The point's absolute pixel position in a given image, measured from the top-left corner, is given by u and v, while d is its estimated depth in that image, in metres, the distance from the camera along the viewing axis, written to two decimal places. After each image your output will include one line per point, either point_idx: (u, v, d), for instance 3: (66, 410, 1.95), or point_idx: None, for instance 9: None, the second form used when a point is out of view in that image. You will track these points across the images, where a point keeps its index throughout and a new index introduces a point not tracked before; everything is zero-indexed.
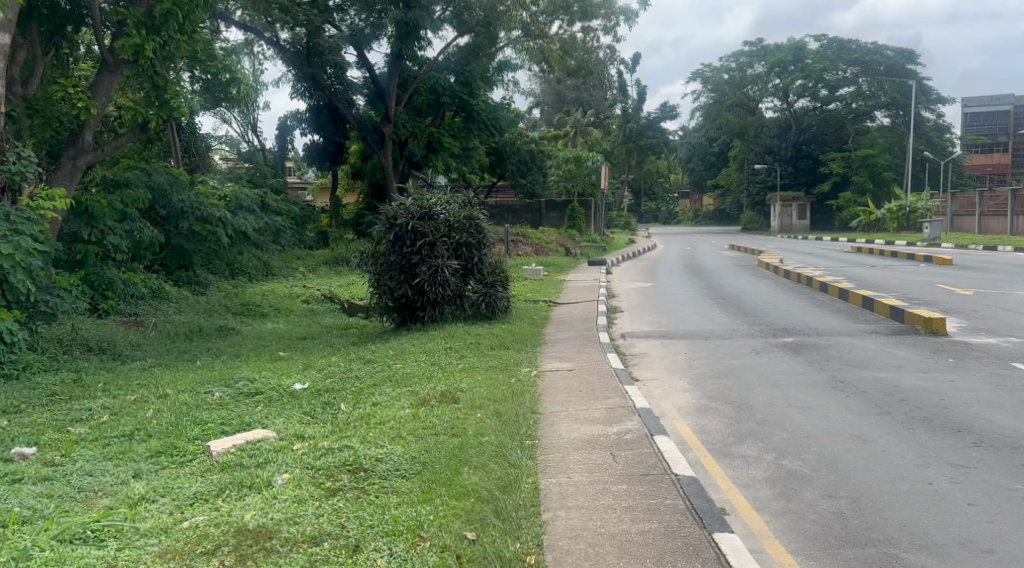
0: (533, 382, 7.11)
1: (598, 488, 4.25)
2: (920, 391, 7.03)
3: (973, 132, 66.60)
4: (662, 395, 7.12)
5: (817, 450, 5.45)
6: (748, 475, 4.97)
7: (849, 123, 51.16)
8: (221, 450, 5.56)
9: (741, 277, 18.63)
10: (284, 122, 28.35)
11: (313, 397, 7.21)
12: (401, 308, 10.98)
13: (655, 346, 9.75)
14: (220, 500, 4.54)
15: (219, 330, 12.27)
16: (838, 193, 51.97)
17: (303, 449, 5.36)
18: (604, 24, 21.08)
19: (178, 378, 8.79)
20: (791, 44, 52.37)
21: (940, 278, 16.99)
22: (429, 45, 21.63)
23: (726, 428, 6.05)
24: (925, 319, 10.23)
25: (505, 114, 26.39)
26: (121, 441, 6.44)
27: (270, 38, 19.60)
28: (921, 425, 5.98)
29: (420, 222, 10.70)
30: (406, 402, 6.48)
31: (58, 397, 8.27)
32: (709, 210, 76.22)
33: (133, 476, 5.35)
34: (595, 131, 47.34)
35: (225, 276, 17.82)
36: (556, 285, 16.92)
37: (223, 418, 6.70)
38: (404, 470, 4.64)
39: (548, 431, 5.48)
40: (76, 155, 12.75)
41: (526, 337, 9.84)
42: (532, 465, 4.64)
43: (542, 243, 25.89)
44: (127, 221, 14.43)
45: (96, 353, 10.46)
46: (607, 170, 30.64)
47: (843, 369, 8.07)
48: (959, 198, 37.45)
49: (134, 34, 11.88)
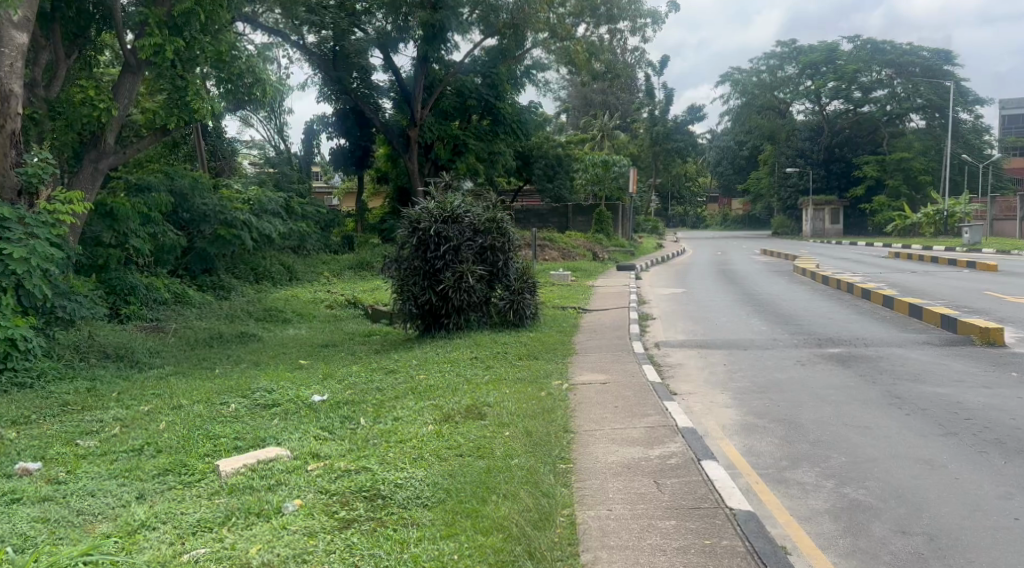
0: (565, 397, 6.64)
1: (643, 524, 3.79)
2: (986, 409, 6.46)
3: (1013, 136, 65.06)
4: (703, 412, 6.63)
5: (882, 477, 4.95)
6: (807, 507, 4.48)
7: (883, 126, 50.03)
8: (231, 470, 5.16)
9: (777, 283, 18.00)
10: (311, 126, 28.18)
11: (331, 410, 6.77)
12: (425, 315, 10.55)
13: (692, 356, 9.25)
14: (226, 530, 4.14)
15: (240, 336, 11.96)
16: (871, 196, 50.84)
17: (318, 471, 4.94)
18: (632, 25, 20.58)
19: (194, 388, 8.42)
20: (823, 46, 51.58)
21: (987, 284, 16.21)
22: (456, 47, 21.37)
23: (779, 449, 5.56)
24: (980, 328, 9.63)
25: (532, 117, 26.01)
26: (129, 457, 6.08)
27: (295, 41, 19.35)
28: (994, 449, 5.45)
29: (444, 226, 10.26)
30: (428, 417, 6.04)
31: (70, 408, 7.94)
32: (738, 215, 75.41)
33: (138, 498, 4.97)
34: (622, 134, 46.86)
35: (249, 281, 17.56)
36: (585, 290, 16.46)
37: (237, 433, 6.33)
38: (426, 499, 4.19)
39: (584, 454, 5.00)
40: (97, 157, 12.55)
41: (556, 347, 9.34)
42: (567, 495, 4.17)
43: (569, 248, 25.37)
44: (149, 224, 14.25)
45: (113, 360, 10.14)
46: (633, 174, 29.20)
47: (898, 384, 7.51)
48: (1000, 203, 36.40)
49: (157, 34, 11.71)
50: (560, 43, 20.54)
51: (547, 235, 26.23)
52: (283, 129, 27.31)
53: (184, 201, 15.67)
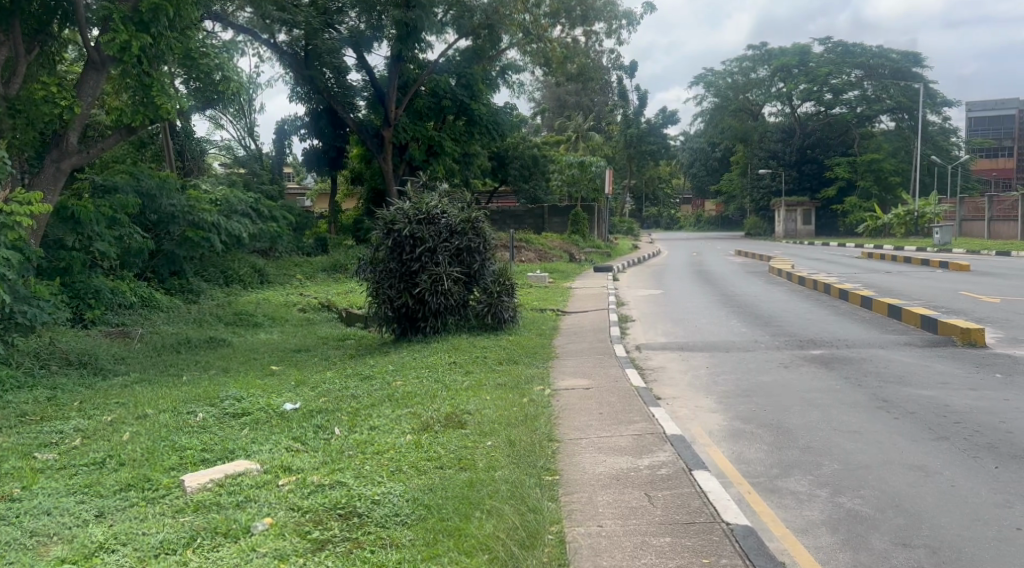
0: (547, 402, 6.43)
1: (637, 542, 3.58)
2: (975, 412, 6.34)
3: (978, 137, 66.14)
4: (689, 417, 6.47)
5: (876, 485, 4.79)
6: (802, 519, 4.30)
7: (853, 127, 50.43)
8: (196, 485, 4.88)
9: (754, 284, 17.96)
10: (283, 126, 27.75)
11: (303, 420, 6.50)
12: (401, 318, 10.31)
13: (674, 359, 9.09)
14: (190, 551, 3.86)
15: (209, 341, 11.61)
16: (843, 197, 51.30)
17: (290, 486, 4.67)
18: (608, 27, 20.31)
19: (159, 396, 8.09)
20: (795, 48, 52.15)
21: (961, 285, 16.28)
22: (430, 47, 21.09)
23: (769, 457, 5.40)
24: (962, 330, 9.56)
25: (507, 117, 25.78)
26: (89, 472, 5.77)
27: (265, 40, 18.97)
28: (988, 454, 5.31)
29: (419, 227, 10.02)
30: (405, 426, 5.79)
31: (29, 418, 7.60)
32: (711, 216, 75.96)
33: (97, 517, 4.68)
34: (597, 135, 46.80)
35: (219, 284, 17.17)
36: (563, 292, 16.28)
37: (205, 445, 6.04)
38: (405, 516, 3.95)
39: (570, 464, 4.79)
40: (59, 158, 12.15)
41: (535, 350, 9.13)
42: (556, 510, 3.96)
43: (546, 249, 25.23)
44: (115, 226, 13.83)
45: (75, 367, 9.76)
46: (610, 175, 28.71)
47: (884, 386, 7.40)
48: (968, 203, 36.71)
49: (122, 31, 11.35)
50: (534, 44, 20.32)
51: (523, 237, 26.07)
52: (254, 129, 26.83)
53: (151, 203, 15.19)
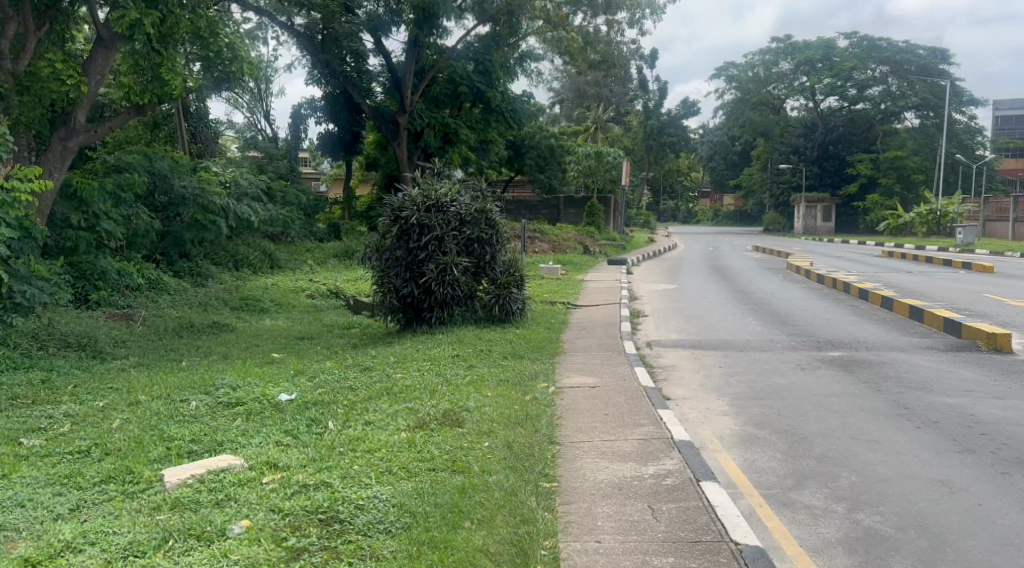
0: (551, 401, 6.16)
1: (636, 561, 3.30)
2: (1003, 424, 5.99)
3: (1006, 137, 64.94)
4: (699, 420, 6.16)
5: (897, 501, 4.47)
6: (817, 536, 4.01)
7: (877, 123, 49.67)
8: (177, 481, 4.64)
9: (772, 281, 17.57)
10: (299, 110, 27.56)
11: (297, 412, 6.25)
12: (407, 308, 10.05)
13: (686, 358, 8.77)
14: (160, 554, 3.62)
15: (212, 325, 11.40)
16: (864, 195, 50.56)
17: (272, 484, 4.42)
18: (631, 16, 19.83)
19: (155, 383, 7.87)
20: (820, 42, 51.29)
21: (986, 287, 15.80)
22: (449, 33, 20.72)
23: (783, 466, 5.09)
24: (987, 334, 9.19)
25: (525, 106, 25.39)
26: (73, 461, 5.54)
27: (283, 22, 18.70)
28: (1018, 470, 4.98)
29: (427, 215, 9.76)
30: (401, 423, 5.52)
31: (20, 402, 7.38)
32: (729, 211, 75.37)
33: (72, 511, 4.45)
34: (615, 126, 46.20)
35: (228, 268, 16.97)
36: (575, 284, 16.03)
37: (194, 436, 5.82)
38: (388, 524, 3.69)
39: (570, 470, 4.51)
40: (66, 136, 11.93)
41: (543, 345, 8.83)
42: (550, 522, 3.68)
43: (560, 241, 24.90)
44: (122, 206, 13.63)
45: (75, 350, 9.57)
46: (627, 167, 27.81)
47: (906, 392, 7.06)
48: (993, 203, 35.89)
49: (131, 7, 10.92)
50: (553, 32, 20.13)
51: (537, 227, 25.75)
52: (270, 113, 26.59)
53: (163, 183, 14.95)
